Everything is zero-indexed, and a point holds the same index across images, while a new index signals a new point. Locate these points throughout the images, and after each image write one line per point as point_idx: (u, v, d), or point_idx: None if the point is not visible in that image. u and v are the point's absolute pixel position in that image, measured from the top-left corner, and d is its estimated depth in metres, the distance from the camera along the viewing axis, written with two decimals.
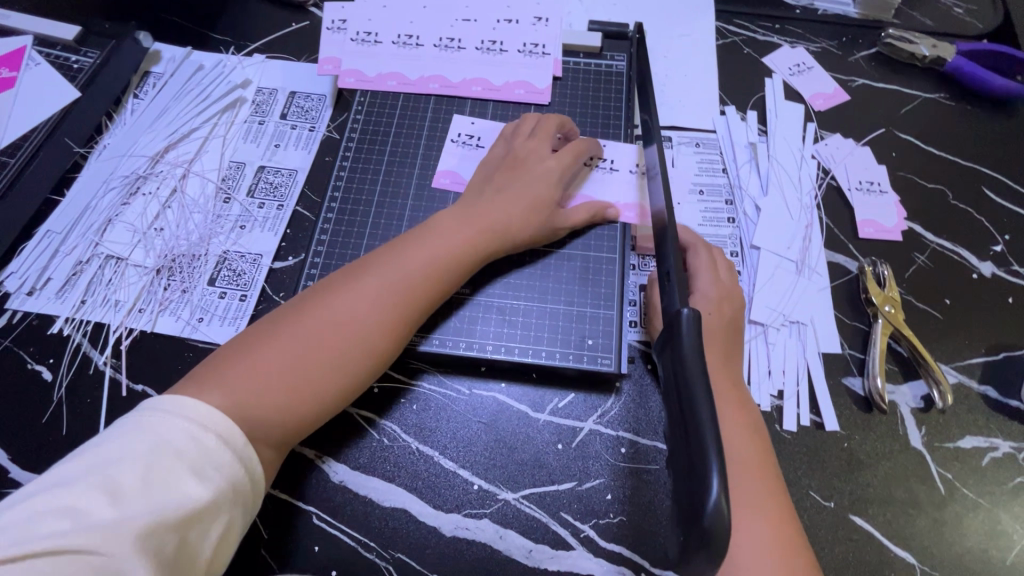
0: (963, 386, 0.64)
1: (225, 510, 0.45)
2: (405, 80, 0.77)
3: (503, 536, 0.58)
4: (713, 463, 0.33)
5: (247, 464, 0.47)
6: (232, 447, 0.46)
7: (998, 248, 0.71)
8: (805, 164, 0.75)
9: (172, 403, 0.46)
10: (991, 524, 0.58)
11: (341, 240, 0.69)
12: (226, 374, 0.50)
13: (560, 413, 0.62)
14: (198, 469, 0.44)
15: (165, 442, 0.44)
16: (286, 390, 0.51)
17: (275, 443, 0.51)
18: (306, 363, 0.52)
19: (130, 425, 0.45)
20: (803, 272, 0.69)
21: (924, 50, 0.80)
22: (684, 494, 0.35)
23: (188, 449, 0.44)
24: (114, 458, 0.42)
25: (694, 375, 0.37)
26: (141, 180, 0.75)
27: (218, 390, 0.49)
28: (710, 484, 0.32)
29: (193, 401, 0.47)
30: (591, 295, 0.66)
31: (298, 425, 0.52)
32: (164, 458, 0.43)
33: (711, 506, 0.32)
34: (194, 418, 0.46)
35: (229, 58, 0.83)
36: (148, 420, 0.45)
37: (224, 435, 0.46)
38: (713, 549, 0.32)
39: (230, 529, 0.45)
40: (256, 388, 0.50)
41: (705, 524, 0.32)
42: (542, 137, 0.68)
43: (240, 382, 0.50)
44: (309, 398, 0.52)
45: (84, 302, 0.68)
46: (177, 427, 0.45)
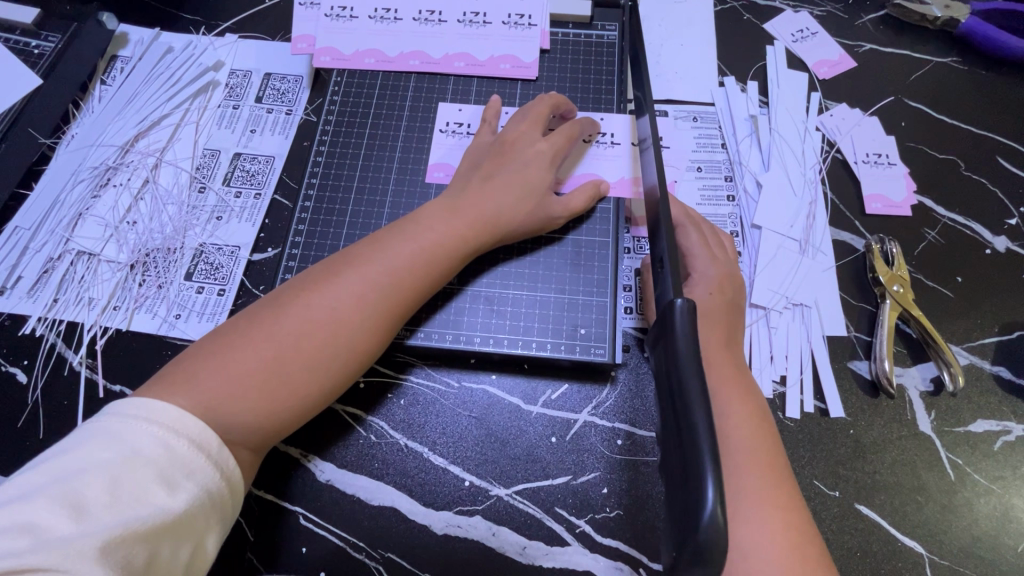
0: (975, 367, 0.61)
1: (199, 519, 0.43)
2: (384, 57, 0.73)
3: (496, 533, 0.56)
4: (709, 468, 0.31)
5: (224, 469, 0.45)
6: (205, 453, 0.44)
7: (1012, 222, 0.67)
8: (809, 136, 0.71)
9: (139, 407, 0.44)
10: (1003, 511, 0.56)
11: (320, 230, 0.66)
12: (198, 375, 0.47)
13: (553, 405, 0.60)
14: (168, 477, 0.42)
15: (131, 450, 0.42)
16: (261, 391, 0.48)
17: (253, 445, 0.49)
18: (283, 363, 0.49)
19: (94, 431, 0.42)
20: (807, 252, 0.65)
21: (936, 11, 0.75)
22: (678, 501, 0.32)
23: (157, 457, 0.42)
24: (77, 469, 0.40)
25: (688, 370, 0.35)
26: (112, 171, 0.71)
27: (190, 392, 0.46)
28: (706, 494, 0.30)
29: (163, 404, 0.45)
30: (584, 281, 0.63)
31: (276, 427, 0.50)
32: (131, 466, 0.41)
33: (709, 519, 0.30)
34: (163, 424, 0.43)
35: (199, 39, 0.78)
36: (113, 427, 0.43)
37: (197, 440, 0.44)
38: (711, 565, 0.30)
39: (206, 538, 0.44)
40: (229, 390, 0.47)
41: (701, 536, 0.30)
42: (535, 118, 0.64)
43: (213, 383, 0.47)
44: (286, 399, 0.49)
45: (57, 301, 0.65)
46: (144, 433, 0.43)
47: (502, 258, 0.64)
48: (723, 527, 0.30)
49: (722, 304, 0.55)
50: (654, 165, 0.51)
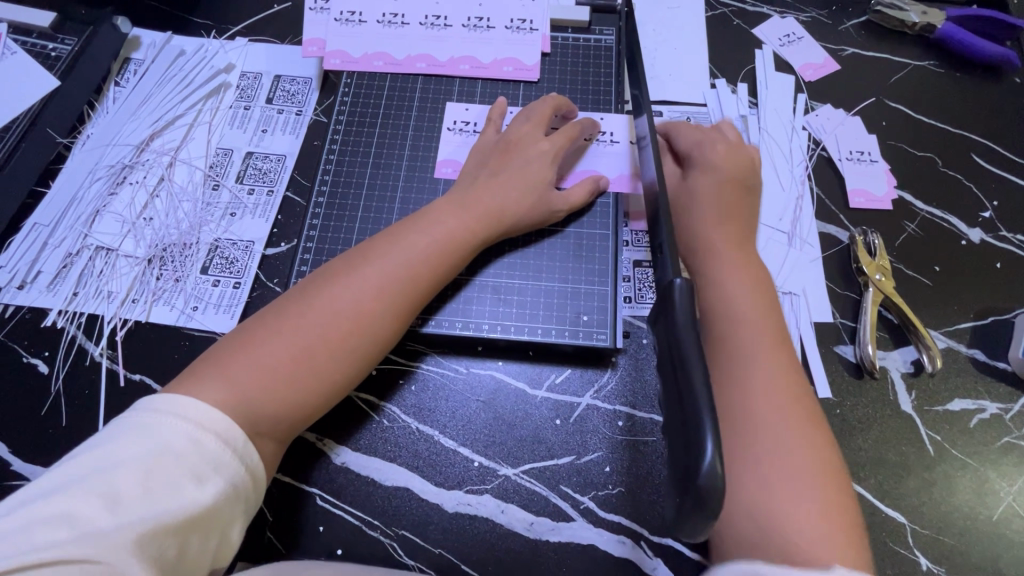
0: (952, 350, 0.65)
1: (225, 512, 0.45)
2: (392, 60, 0.76)
3: (505, 510, 0.59)
4: (708, 429, 0.34)
5: (249, 464, 0.47)
6: (233, 448, 0.46)
7: (986, 214, 0.71)
8: (796, 136, 0.75)
9: (170, 403, 0.46)
10: (979, 482, 0.59)
11: (333, 224, 0.69)
12: (226, 366, 0.50)
13: (557, 389, 0.63)
14: (198, 473, 0.44)
15: (164, 446, 0.43)
16: (290, 381, 0.51)
17: (278, 436, 0.52)
18: (310, 353, 0.52)
19: (127, 426, 0.44)
20: (795, 243, 0.69)
21: (914, 17, 0.80)
22: (679, 458, 0.35)
23: (188, 453, 0.44)
24: (113, 462, 0.42)
25: (690, 349, 0.38)
26: (127, 170, 0.74)
27: (222, 384, 0.49)
28: (706, 449, 0.33)
29: (192, 399, 0.47)
30: (585, 271, 0.66)
31: (302, 415, 0.52)
32: (163, 463, 0.43)
33: (707, 469, 0.33)
34: (193, 420, 0.45)
35: (211, 43, 0.81)
36: (145, 422, 0.45)
37: (223, 435, 0.46)
38: (709, 511, 0.33)
39: (231, 528, 0.46)
40: (258, 379, 0.50)
41: (702, 490, 0.33)
42: (537, 120, 0.67)
43: (244, 375, 0.50)
44: (312, 388, 0.52)
45: (76, 294, 0.67)
46: (176, 430, 0.44)
47: (507, 250, 0.67)
48: (720, 478, 0.33)
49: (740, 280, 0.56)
50: (653, 161, 0.55)
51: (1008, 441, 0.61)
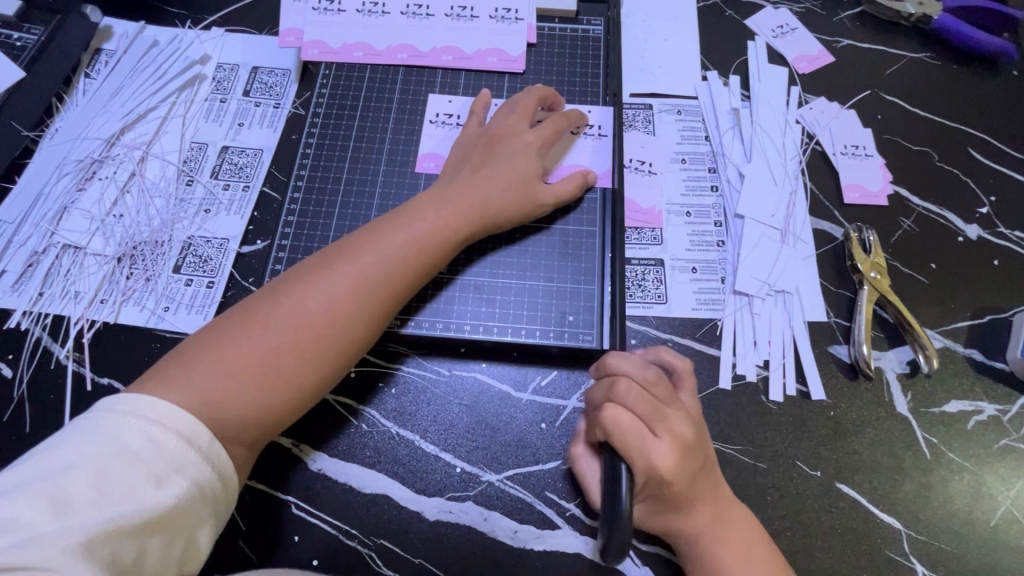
0: (948, 350, 0.63)
1: (190, 514, 0.42)
2: (372, 50, 0.73)
3: (487, 517, 0.57)
4: (622, 505, 0.44)
5: (216, 463, 0.45)
6: (197, 447, 0.44)
7: (984, 210, 0.69)
8: (789, 129, 0.73)
9: (129, 402, 0.44)
10: (976, 486, 0.58)
11: (310, 221, 0.66)
12: (190, 370, 0.47)
13: (543, 391, 0.61)
14: (158, 473, 0.41)
15: (120, 445, 0.41)
16: (257, 384, 0.49)
17: (247, 441, 0.49)
18: (279, 356, 0.50)
19: (84, 427, 0.42)
20: (788, 240, 0.67)
21: (910, 8, 0.78)
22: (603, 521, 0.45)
23: (146, 452, 0.42)
24: (65, 463, 0.40)
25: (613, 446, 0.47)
26: (97, 164, 0.71)
27: (184, 388, 0.46)
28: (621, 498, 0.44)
29: (151, 399, 0.44)
30: (571, 269, 0.64)
31: (272, 422, 0.50)
32: (120, 463, 0.40)
33: (613, 545, 0.44)
34: (152, 418, 0.43)
35: (185, 33, 0.78)
36: (102, 422, 0.42)
37: (186, 434, 0.44)
38: (618, 547, 0.44)
39: (199, 532, 0.43)
40: (223, 383, 0.47)
41: (614, 527, 0.43)
42: (522, 112, 0.65)
43: (208, 378, 0.47)
44: (281, 392, 0.50)
45: (42, 294, 0.65)
46: (134, 429, 0.42)
47: (490, 248, 0.65)
48: (628, 524, 0.43)
49: (646, 472, 0.48)
50: None
51: (1006, 444, 0.59)
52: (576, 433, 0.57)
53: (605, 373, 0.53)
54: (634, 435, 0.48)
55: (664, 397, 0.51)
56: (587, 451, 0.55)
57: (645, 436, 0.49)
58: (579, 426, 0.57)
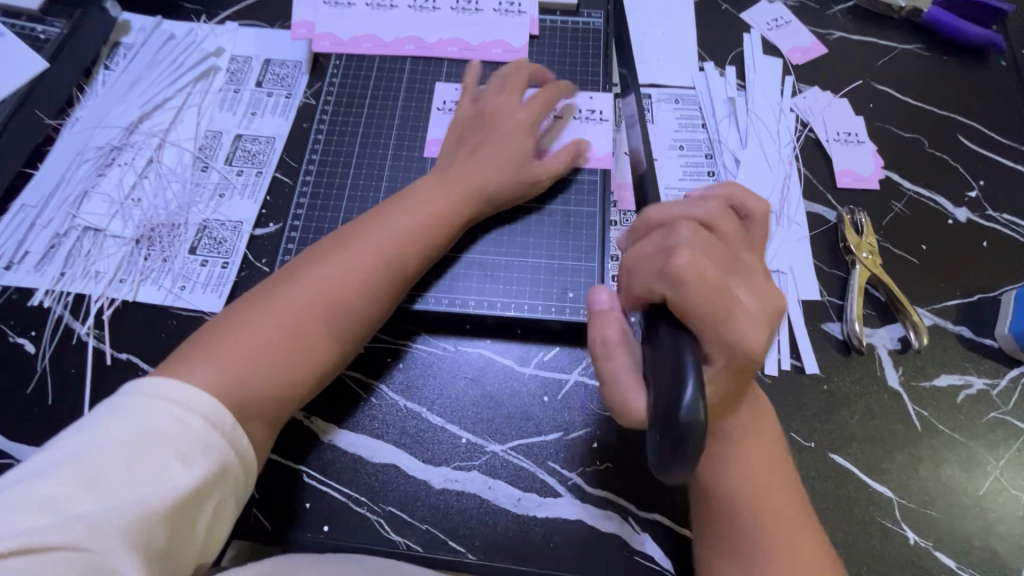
0: (939, 327, 0.65)
1: (215, 494, 0.44)
2: (380, 42, 0.76)
3: (492, 486, 0.59)
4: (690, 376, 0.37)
5: (238, 446, 0.46)
6: (221, 430, 0.45)
7: (973, 194, 0.72)
8: (783, 117, 0.75)
9: (155, 386, 0.45)
10: (966, 457, 0.60)
11: (320, 204, 0.69)
12: (212, 352, 0.49)
13: (545, 366, 0.63)
14: (186, 456, 0.43)
15: (148, 429, 0.42)
16: (282, 360, 0.51)
17: (268, 420, 0.51)
18: (302, 333, 0.52)
19: (113, 410, 0.43)
20: (782, 222, 0.70)
21: (901, 1, 0.80)
22: (660, 403, 0.37)
23: (174, 435, 0.43)
24: (97, 446, 0.41)
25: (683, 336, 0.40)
26: (116, 151, 0.74)
27: (211, 364, 0.48)
28: (687, 391, 0.36)
29: (175, 382, 0.46)
30: (572, 248, 0.66)
31: (293, 398, 0.52)
32: (151, 446, 0.42)
33: (688, 406, 0.35)
34: (179, 401, 0.44)
35: (201, 26, 0.81)
36: (132, 405, 0.43)
37: (212, 417, 0.45)
38: (689, 454, 0.36)
39: (222, 511, 0.45)
40: (247, 364, 0.49)
41: (682, 431, 0.35)
42: (512, 89, 0.67)
43: (236, 355, 0.49)
44: (303, 369, 0.52)
45: (63, 274, 0.67)
46: (161, 413, 0.43)
47: (494, 225, 0.67)
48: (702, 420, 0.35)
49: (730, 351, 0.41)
50: None
51: (995, 416, 0.61)
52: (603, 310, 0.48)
53: (666, 239, 0.44)
54: (718, 303, 0.41)
55: (722, 248, 0.44)
56: (621, 341, 0.46)
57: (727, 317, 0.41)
58: (608, 307, 0.48)
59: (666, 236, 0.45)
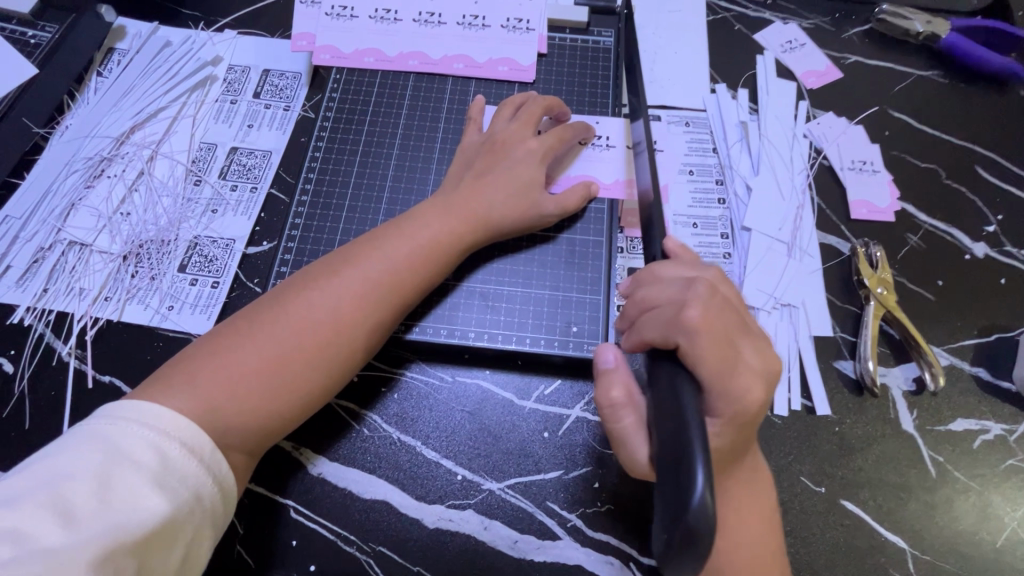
0: (955, 367, 0.63)
1: (189, 523, 0.42)
2: (383, 56, 0.73)
3: (488, 527, 0.56)
4: (699, 462, 0.34)
5: (216, 474, 0.44)
6: (199, 456, 0.44)
7: (991, 229, 0.69)
8: (797, 144, 0.73)
9: (131, 410, 0.43)
10: (982, 506, 0.57)
11: (316, 224, 0.66)
12: (193, 378, 0.47)
13: (546, 400, 0.61)
14: (161, 481, 0.41)
15: (122, 453, 0.41)
16: (262, 389, 0.49)
17: (247, 449, 0.49)
18: (288, 364, 0.50)
19: (84, 436, 0.41)
20: (794, 254, 0.67)
21: (918, 26, 0.78)
22: (668, 492, 0.35)
23: (150, 460, 0.41)
24: (65, 472, 0.39)
25: (685, 384, 0.40)
26: (106, 162, 0.71)
27: (189, 394, 0.46)
28: (696, 481, 0.33)
29: (154, 407, 0.44)
30: (577, 279, 0.63)
31: (275, 431, 0.50)
32: (125, 471, 0.40)
33: (698, 501, 0.33)
34: (157, 427, 0.43)
35: (198, 34, 0.78)
36: (106, 430, 0.42)
37: (189, 443, 0.43)
38: (698, 547, 0.33)
39: (197, 543, 0.43)
40: (229, 395, 0.47)
41: (692, 526, 0.33)
42: (526, 119, 0.65)
43: (213, 384, 0.47)
44: (288, 403, 0.50)
45: (46, 290, 0.65)
46: (137, 436, 0.42)
47: (525, 245, 0.65)
48: (711, 515, 0.33)
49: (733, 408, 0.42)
50: (648, 170, 0.59)
51: (1013, 464, 0.59)
52: (609, 369, 0.49)
53: (675, 293, 0.46)
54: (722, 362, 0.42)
55: (729, 310, 0.46)
56: (629, 400, 0.47)
57: (728, 371, 0.42)
58: (614, 365, 0.49)
59: (670, 290, 0.47)
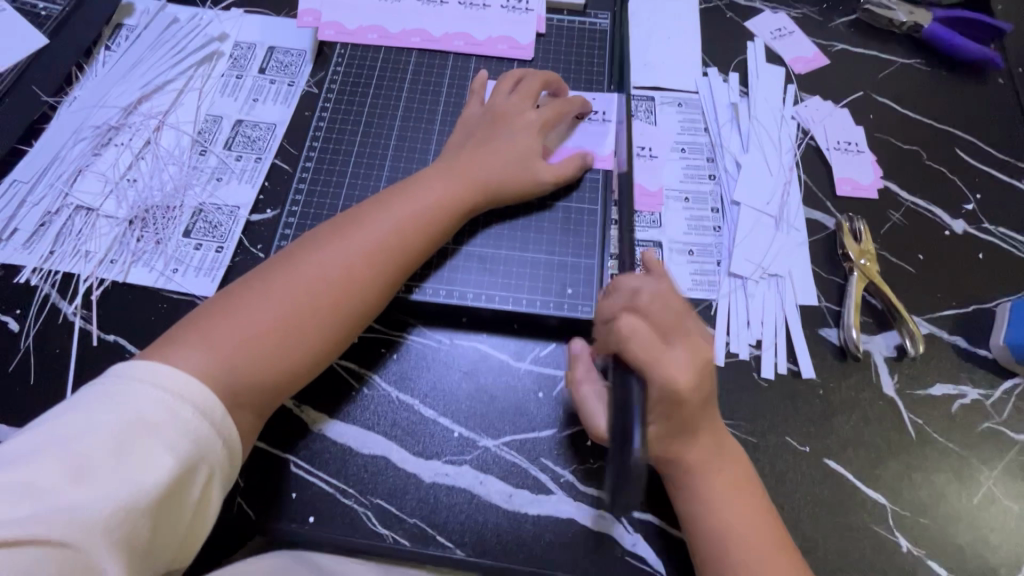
0: (934, 336, 0.65)
1: (198, 484, 0.44)
2: (386, 33, 0.76)
3: (483, 481, 0.58)
4: (636, 417, 0.40)
5: (226, 436, 0.46)
6: (210, 420, 0.45)
7: (969, 207, 0.72)
8: (785, 124, 0.76)
9: (145, 372, 0.45)
10: (959, 466, 0.59)
11: (319, 192, 0.68)
12: (207, 337, 0.49)
13: (541, 362, 0.62)
14: (173, 444, 0.42)
15: (136, 416, 0.42)
16: (274, 348, 0.51)
17: (257, 406, 0.50)
18: (298, 324, 0.52)
19: (100, 395, 0.43)
20: (782, 227, 0.70)
21: (902, 16, 0.81)
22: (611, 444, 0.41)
23: (162, 423, 0.43)
24: (83, 432, 0.41)
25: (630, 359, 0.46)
26: (114, 131, 0.73)
27: (204, 351, 0.48)
28: (633, 431, 0.39)
29: (169, 366, 0.46)
30: (573, 245, 0.65)
31: (286, 387, 0.52)
32: (136, 434, 0.42)
33: (635, 447, 0.39)
34: (170, 390, 0.44)
35: (205, 11, 0.80)
36: (121, 390, 0.44)
37: (200, 405, 0.45)
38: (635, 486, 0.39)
39: (208, 501, 0.45)
40: (243, 352, 0.49)
41: (630, 463, 0.38)
42: (524, 94, 0.67)
43: (227, 342, 0.49)
44: (299, 361, 0.52)
45: (52, 253, 0.66)
46: (150, 399, 0.43)
47: (523, 213, 0.67)
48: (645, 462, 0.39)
49: (663, 383, 0.47)
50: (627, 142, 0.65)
51: (989, 427, 0.61)
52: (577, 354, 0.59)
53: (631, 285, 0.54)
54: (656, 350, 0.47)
55: (669, 311, 0.51)
56: (589, 377, 0.57)
57: (663, 348, 0.48)
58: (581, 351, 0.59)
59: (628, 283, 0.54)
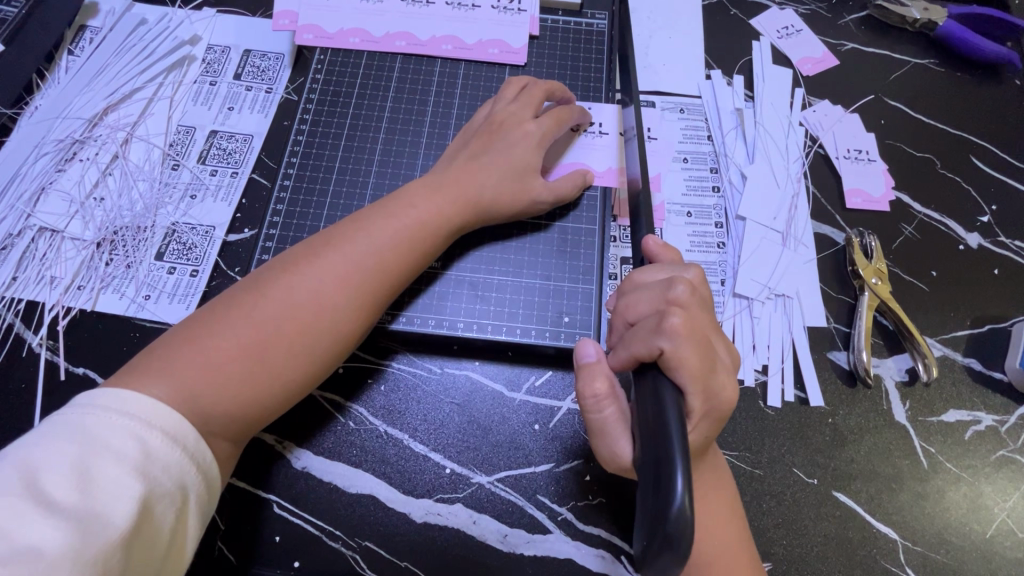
0: (948, 358, 0.62)
1: (172, 514, 0.40)
2: (369, 37, 0.71)
3: (477, 521, 0.55)
4: (678, 466, 0.35)
5: (201, 463, 0.43)
6: (182, 446, 0.42)
7: (984, 219, 0.69)
8: (793, 131, 0.72)
9: (112, 399, 0.41)
10: (973, 497, 0.57)
11: (299, 211, 0.64)
12: (171, 365, 0.45)
13: (537, 392, 0.59)
14: (145, 470, 0.39)
15: (101, 443, 0.39)
16: (243, 377, 0.47)
17: (232, 435, 0.47)
18: (269, 350, 0.48)
19: (60, 426, 0.39)
20: (789, 243, 0.66)
21: (916, 13, 0.77)
22: (648, 496, 0.35)
23: (132, 450, 0.39)
24: (42, 464, 0.37)
25: (666, 389, 0.40)
26: (78, 145, 0.68)
27: (167, 381, 0.44)
28: (676, 486, 0.34)
29: (133, 396, 0.42)
30: (570, 268, 0.62)
31: (260, 417, 0.48)
32: (105, 462, 0.38)
33: (677, 509, 0.33)
34: (137, 415, 0.41)
35: (175, 12, 0.75)
36: (84, 420, 0.40)
37: (171, 432, 0.42)
38: (679, 550, 0.33)
39: (185, 527, 0.41)
40: (210, 381, 0.45)
41: (672, 523, 0.33)
42: (526, 99, 0.63)
43: (192, 371, 0.45)
44: (272, 390, 0.48)
45: (15, 279, 0.62)
46: (118, 426, 0.40)
47: (516, 233, 0.63)
48: (690, 518, 0.33)
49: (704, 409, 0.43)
50: (638, 159, 0.59)
51: (1004, 455, 0.59)
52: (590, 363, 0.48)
53: (656, 296, 0.46)
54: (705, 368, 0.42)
55: (706, 310, 0.46)
56: (610, 393, 0.47)
57: (707, 380, 0.42)
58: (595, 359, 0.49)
59: (652, 292, 0.47)
